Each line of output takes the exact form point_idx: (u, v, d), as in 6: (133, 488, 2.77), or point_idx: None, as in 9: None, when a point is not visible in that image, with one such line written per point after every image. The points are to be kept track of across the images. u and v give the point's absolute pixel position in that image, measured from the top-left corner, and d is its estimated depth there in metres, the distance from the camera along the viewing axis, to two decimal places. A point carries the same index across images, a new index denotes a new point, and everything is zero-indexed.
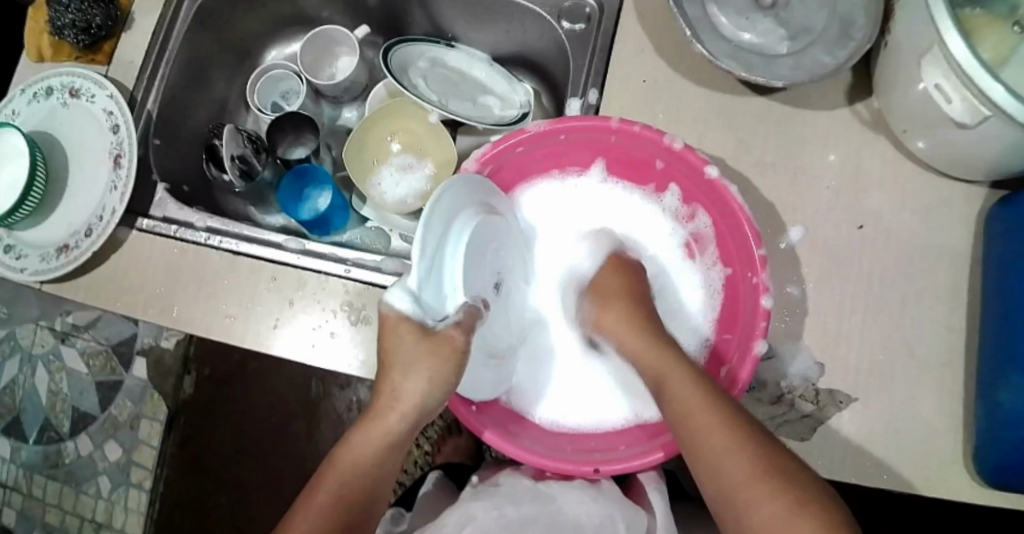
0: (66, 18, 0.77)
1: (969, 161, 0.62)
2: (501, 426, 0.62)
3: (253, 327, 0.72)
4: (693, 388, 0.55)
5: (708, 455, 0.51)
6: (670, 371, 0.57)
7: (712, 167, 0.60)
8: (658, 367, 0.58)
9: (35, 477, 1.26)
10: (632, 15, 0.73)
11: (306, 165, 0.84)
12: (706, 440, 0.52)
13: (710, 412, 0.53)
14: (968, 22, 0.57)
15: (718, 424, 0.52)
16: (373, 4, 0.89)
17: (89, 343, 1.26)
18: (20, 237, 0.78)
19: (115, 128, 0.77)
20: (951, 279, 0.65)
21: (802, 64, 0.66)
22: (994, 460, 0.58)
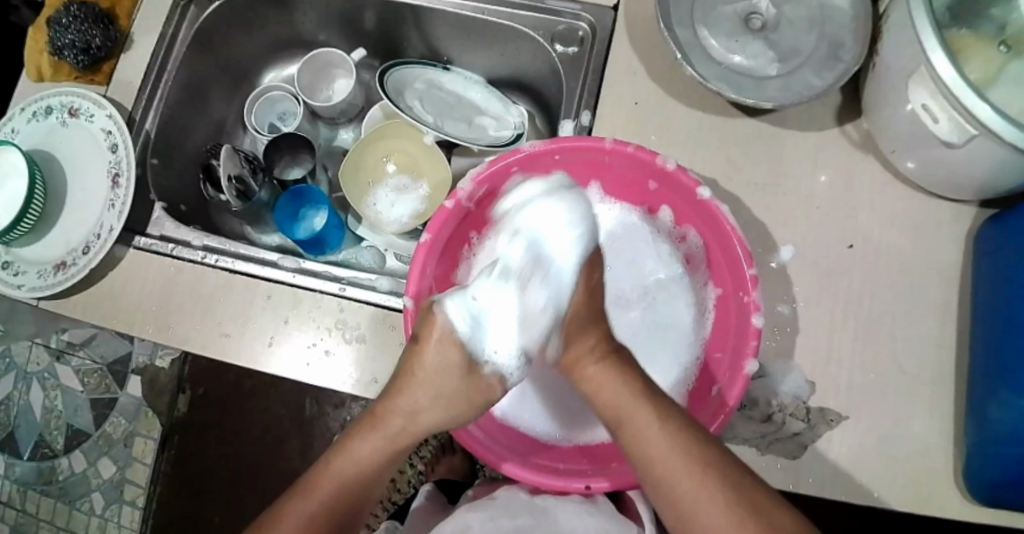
0: (66, 38, 0.78)
1: (957, 180, 0.63)
2: (501, 445, 0.64)
3: (246, 345, 0.71)
4: (653, 431, 0.54)
5: (681, 509, 0.52)
6: (625, 418, 0.55)
7: (705, 188, 0.61)
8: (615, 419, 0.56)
9: (29, 493, 1.24)
10: (625, 39, 0.74)
11: (303, 186, 0.85)
12: (670, 480, 0.52)
13: (674, 454, 0.53)
14: (955, 44, 0.58)
15: (682, 460, 0.52)
16: (370, 28, 0.90)
17: (83, 361, 1.25)
18: (17, 254, 0.78)
19: (113, 147, 0.78)
20: (941, 298, 0.66)
21: (791, 86, 0.67)
22: (986, 478, 0.59)
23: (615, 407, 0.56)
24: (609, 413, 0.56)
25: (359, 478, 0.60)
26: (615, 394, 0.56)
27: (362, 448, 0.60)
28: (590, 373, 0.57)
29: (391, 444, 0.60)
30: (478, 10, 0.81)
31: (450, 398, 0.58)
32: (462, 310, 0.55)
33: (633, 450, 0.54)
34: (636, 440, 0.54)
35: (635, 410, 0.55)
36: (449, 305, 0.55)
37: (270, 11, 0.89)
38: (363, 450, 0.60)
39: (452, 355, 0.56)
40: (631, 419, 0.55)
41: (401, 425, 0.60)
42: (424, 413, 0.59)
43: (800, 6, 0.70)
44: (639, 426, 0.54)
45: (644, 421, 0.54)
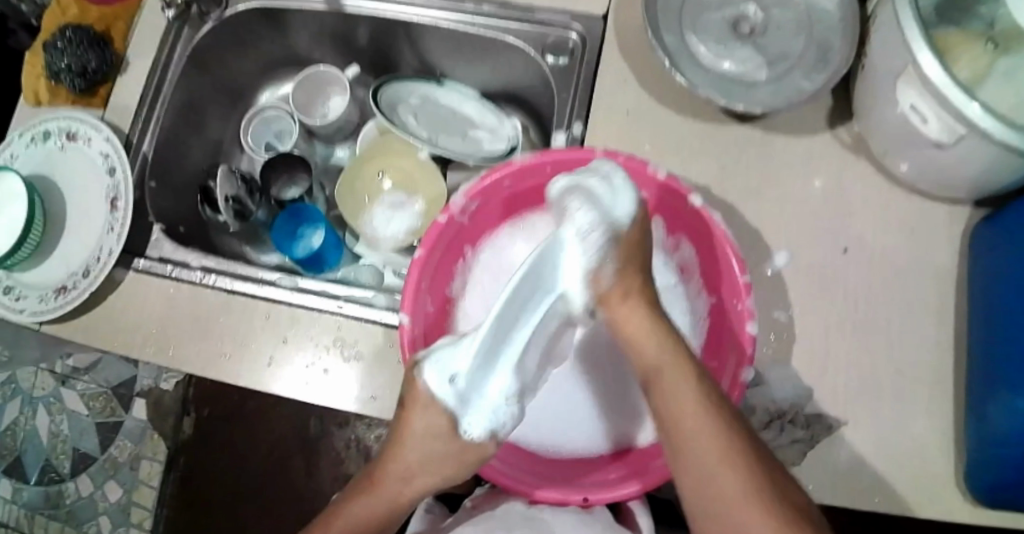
0: (62, 63, 0.79)
1: (950, 180, 0.63)
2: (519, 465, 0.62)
3: (246, 365, 0.72)
4: (688, 386, 0.51)
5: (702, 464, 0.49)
6: (662, 368, 0.52)
7: (695, 196, 0.61)
8: (649, 365, 0.53)
9: (37, 518, 1.24)
10: (615, 49, 0.75)
11: (300, 205, 0.86)
12: (696, 447, 0.49)
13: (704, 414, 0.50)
14: (943, 43, 0.58)
15: (709, 430, 0.49)
16: (363, 45, 0.91)
17: (88, 385, 1.26)
18: (18, 279, 0.79)
19: (111, 170, 0.79)
20: (938, 300, 0.66)
21: (782, 90, 0.68)
22: (988, 481, 0.58)
23: (657, 360, 0.52)
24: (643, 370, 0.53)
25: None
26: (659, 351, 0.52)
27: (358, 512, 0.59)
28: (631, 314, 0.53)
29: (384, 510, 0.59)
30: (469, 23, 0.82)
31: (438, 464, 0.56)
32: (440, 369, 0.51)
33: (664, 409, 0.51)
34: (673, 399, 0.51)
35: (675, 375, 0.51)
36: (430, 370, 0.51)
37: (264, 30, 0.90)
38: (357, 513, 0.59)
39: (437, 420, 0.53)
40: (664, 380, 0.51)
41: (394, 488, 0.58)
42: (415, 478, 0.58)
43: (788, 11, 0.70)
44: (675, 386, 0.51)
45: (678, 379, 0.51)
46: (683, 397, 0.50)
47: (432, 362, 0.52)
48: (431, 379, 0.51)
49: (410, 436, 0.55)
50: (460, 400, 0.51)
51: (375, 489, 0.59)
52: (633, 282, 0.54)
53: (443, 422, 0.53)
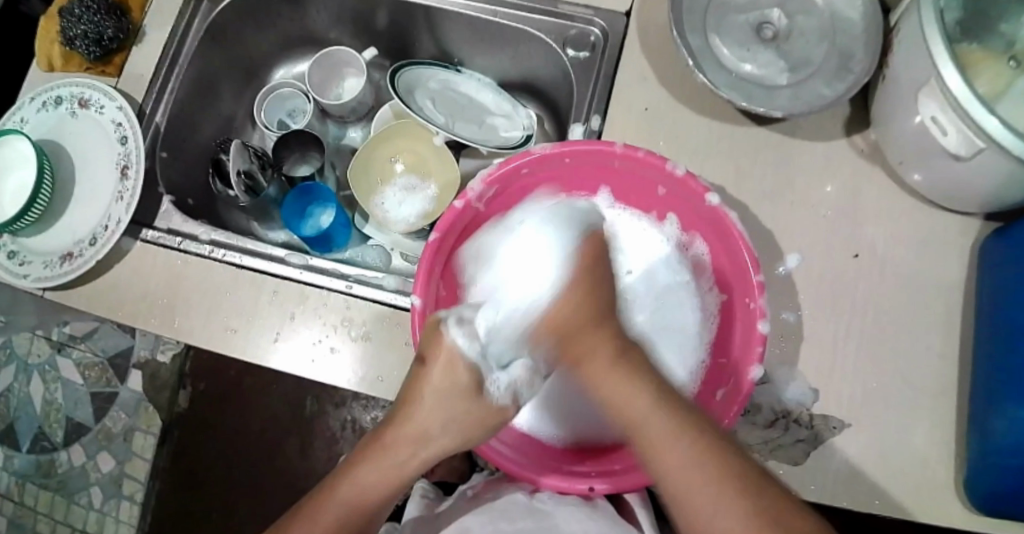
0: (78, 29, 0.78)
1: (963, 192, 0.64)
2: (520, 451, 0.63)
3: (252, 340, 0.72)
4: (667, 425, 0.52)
5: (683, 496, 0.51)
6: (637, 418, 0.54)
7: (713, 195, 0.61)
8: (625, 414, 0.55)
9: (27, 486, 1.24)
10: (637, 47, 0.75)
11: (311, 184, 0.86)
12: (687, 492, 0.50)
13: (679, 448, 0.51)
14: (964, 57, 0.59)
15: (692, 464, 0.51)
16: (382, 29, 0.91)
17: (84, 354, 1.25)
18: (23, 243, 0.78)
19: (123, 139, 0.78)
20: (947, 308, 0.66)
21: (801, 96, 0.68)
22: (985, 490, 0.59)
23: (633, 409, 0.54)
24: (621, 415, 0.55)
25: (367, 502, 0.57)
26: (638, 398, 0.54)
27: (371, 469, 0.57)
28: (597, 366, 0.57)
29: (402, 468, 0.58)
30: (492, 13, 0.82)
31: (463, 424, 0.57)
32: (466, 331, 0.57)
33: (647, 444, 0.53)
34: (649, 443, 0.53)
35: (654, 416, 0.53)
36: (454, 329, 0.57)
37: (282, 8, 0.89)
38: (368, 477, 0.57)
39: (459, 376, 0.57)
40: (643, 425, 0.53)
41: (409, 445, 0.58)
42: (430, 441, 0.58)
43: (811, 16, 0.70)
44: (653, 430, 0.53)
45: (658, 422, 0.53)
46: (657, 435, 0.52)
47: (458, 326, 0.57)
48: (459, 341, 0.57)
49: (431, 389, 0.57)
50: (480, 357, 0.58)
51: (385, 447, 0.58)
52: (595, 337, 0.58)
53: (466, 377, 0.57)
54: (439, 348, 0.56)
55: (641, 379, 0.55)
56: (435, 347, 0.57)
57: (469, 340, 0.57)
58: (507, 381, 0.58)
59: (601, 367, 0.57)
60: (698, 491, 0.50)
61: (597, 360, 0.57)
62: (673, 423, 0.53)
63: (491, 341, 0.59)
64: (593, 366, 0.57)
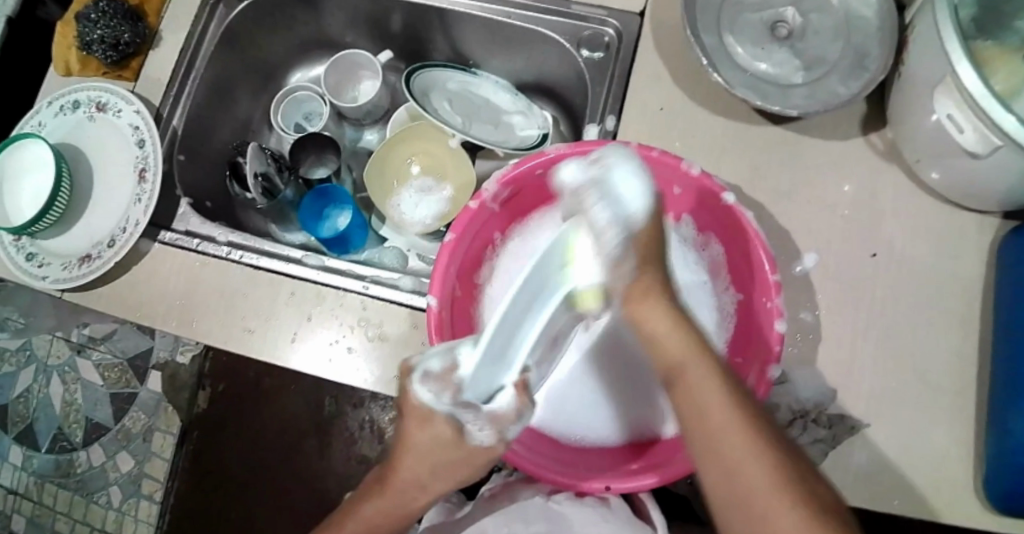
0: (95, 34, 0.79)
1: (980, 191, 0.64)
2: (540, 451, 0.63)
3: (269, 340, 0.72)
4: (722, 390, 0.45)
5: (708, 441, 0.45)
6: (684, 364, 0.46)
7: (729, 194, 0.62)
8: (671, 358, 0.47)
9: (47, 485, 1.25)
10: (652, 47, 0.75)
11: (327, 186, 0.86)
12: (717, 440, 0.45)
13: (720, 398, 0.45)
14: (980, 54, 0.58)
15: (728, 416, 0.45)
16: (396, 31, 0.91)
17: (104, 355, 1.26)
18: (42, 245, 0.79)
19: (140, 142, 0.79)
20: (965, 308, 0.66)
21: (816, 93, 0.68)
22: (1003, 489, 0.59)
23: (671, 346, 0.47)
24: (668, 359, 0.47)
25: (385, 525, 0.59)
26: (680, 338, 0.47)
27: (377, 507, 0.58)
28: (649, 308, 0.48)
29: (406, 505, 0.57)
30: (504, 14, 0.82)
31: (450, 469, 0.53)
32: (436, 380, 0.45)
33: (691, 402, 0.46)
34: (696, 402, 0.46)
35: (697, 366, 0.46)
36: (421, 382, 0.46)
37: (297, 12, 0.90)
38: (375, 512, 0.58)
39: (438, 428, 0.50)
40: (690, 369, 0.46)
41: (407, 494, 0.56)
42: (427, 482, 0.55)
43: (825, 14, 0.70)
44: (697, 382, 0.46)
45: (703, 373, 0.46)
46: (702, 383, 0.46)
47: (423, 379, 0.46)
48: (421, 393, 0.46)
49: (414, 444, 0.52)
50: (454, 407, 0.46)
51: (386, 490, 0.57)
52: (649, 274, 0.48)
53: (445, 427, 0.49)
54: (407, 401, 0.50)
55: (688, 319, 0.47)
56: (406, 404, 0.50)
57: (437, 394, 0.45)
58: (498, 407, 0.47)
59: (656, 311, 0.47)
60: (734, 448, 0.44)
61: (653, 298, 0.48)
62: (722, 379, 0.46)
63: (473, 383, 0.44)
64: (645, 311, 0.48)
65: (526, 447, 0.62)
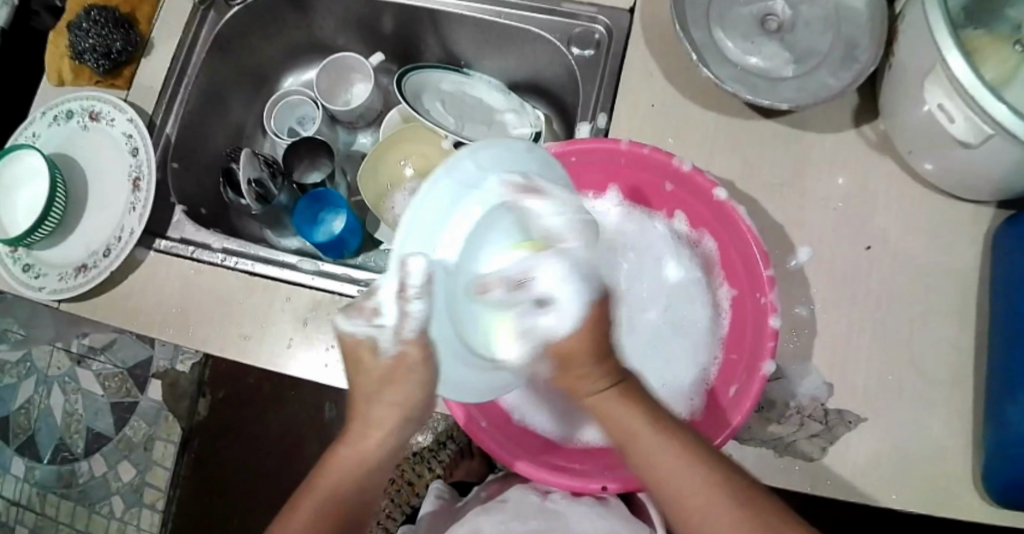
0: (87, 43, 0.80)
1: (974, 181, 0.63)
2: (511, 439, 0.64)
3: (265, 346, 0.72)
4: (687, 469, 0.53)
5: (685, 506, 0.53)
6: (640, 437, 0.54)
7: (721, 189, 0.63)
8: (622, 436, 0.55)
9: (49, 496, 1.25)
10: (642, 43, 0.75)
11: (322, 190, 0.87)
12: (693, 510, 0.53)
13: (687, 468, 0.53)
14: (971, 43, 0.58)
15: (699, 481, 0.53)
16: (387, 33, 0.91)
17: (104, 365, 1.26)
18: (38, 256, 0.79)
19: (134, 151, 0.79)
20: (961, 299, 0.66)
21: (808, 86, 0.68)
22: (1003, 480, 0.58)
23: (638, 438, 0.54)
24: (621, 439, 0.55)
25: (353, 487, 0.58)
26: (642, 430, 0.54)
27: (344, 460, 0.57)
28: (584, 383, 0.55)
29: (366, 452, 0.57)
30: (494, 14, 0.82)
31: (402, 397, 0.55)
32: (356, 313, 0.51)
33: (654, 479, 0.54)
34: (656, 467, 0.54)
35: (655, 446, 0.54)
36: (347, 321, 0.52)
37: (289, 18, 0.90)
38: (342, 464, 0.57)
39: (370, 360, 0.54)
40: (659, 464, 0.54)
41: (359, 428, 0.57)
42: (373, 405, 0.56)
43: (816, 7, 0.70)
44: (669, 470, 0.53)
45: (675, 471, 0.53)
46: (666, 459, 0.53)
47: (350, 319, 0.51)
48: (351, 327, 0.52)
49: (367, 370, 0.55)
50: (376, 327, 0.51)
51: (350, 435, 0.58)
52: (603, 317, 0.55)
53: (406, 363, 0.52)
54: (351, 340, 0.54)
55: (637, 405, 0.55)
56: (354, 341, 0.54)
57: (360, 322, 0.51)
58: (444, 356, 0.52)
59: (595, 389, 0.55)
60: (696, 496, 0.53)
61: (591, 381, 0.55)
62: (675, 443, 0.54)
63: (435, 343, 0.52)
64: (599, 399, 0.55)
65: (491, 422, 0.65)
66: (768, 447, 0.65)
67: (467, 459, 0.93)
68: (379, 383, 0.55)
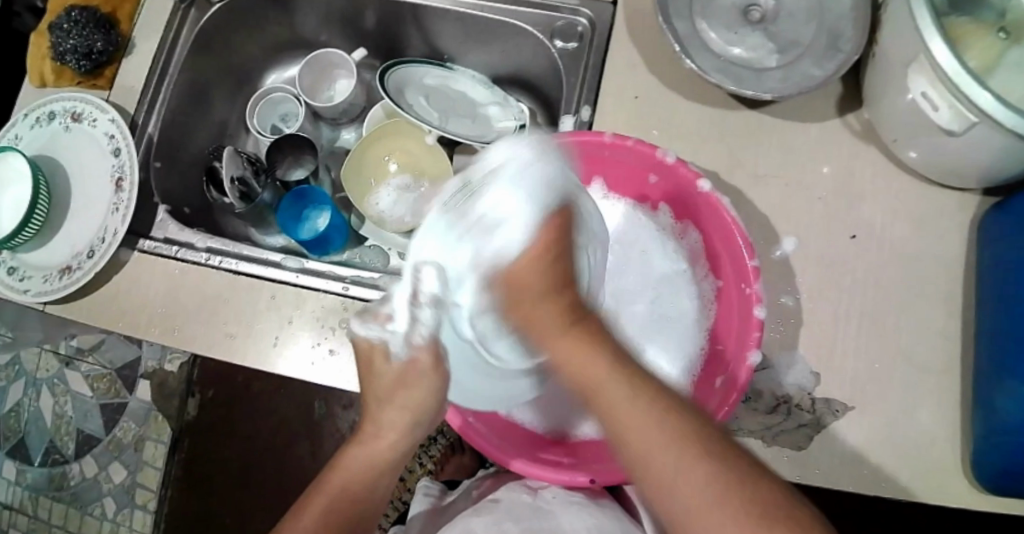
0: (68, 44, 0.78)
1: (959, 169, 0.63)
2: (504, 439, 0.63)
3: (252, 344, 0.72)
4: (653, 414, 0.46)
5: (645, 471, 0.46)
6: (600, 382, 0.48)
7: (705, 181, 0.62)
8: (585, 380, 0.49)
9: (41, 499, 1.25)
10: (625, 34, 0.74)
11: (306, 187, 0.86)
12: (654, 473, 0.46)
13: (648, 420, 0.46)
14: (953, 30, 0.58)
15: (663, 439, 0.46)
16: (370, 29, 0.90)
17: (93, 367, 1.26)
18: (23, 259, 0.78)
19: (117, 151, 0.78)
20: (948, 287, 0.66)
21: (791, 76, 0.67)
22: (992, 468, 0.58)
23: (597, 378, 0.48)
24: (581, 384, 0.49)
25: (363, 484, 0.59)
26: (597, 369, 0.48)
27: (354, 463, 0.58)
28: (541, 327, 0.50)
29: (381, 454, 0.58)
30: (477, 8, 0.82)
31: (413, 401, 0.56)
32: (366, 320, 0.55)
33: (616, 434, 0.47)
34: (611, 414, 0.47)
35: (614, 382, 0.48)
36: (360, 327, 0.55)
37: (270, 14, 0.89)
38: (354, 466, 0.58)
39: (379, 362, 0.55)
40: (613, 412, 0.47)
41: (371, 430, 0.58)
42: (382, 408, 0.57)
43: None
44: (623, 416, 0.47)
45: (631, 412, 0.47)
46: (622, 403, 0.47)
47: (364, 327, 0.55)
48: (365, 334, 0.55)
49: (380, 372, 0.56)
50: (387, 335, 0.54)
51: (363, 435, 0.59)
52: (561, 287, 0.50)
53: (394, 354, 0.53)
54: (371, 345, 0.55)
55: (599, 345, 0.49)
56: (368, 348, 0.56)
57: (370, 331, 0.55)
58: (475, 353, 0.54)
59: (552, 333, 0.50)
60: (668, 455, 0.45)
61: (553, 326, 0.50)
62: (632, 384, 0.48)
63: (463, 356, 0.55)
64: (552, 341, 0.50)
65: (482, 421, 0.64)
66: (756, 437, 0.65)
67: (458, 454, 0.93)
68: (391, 387, 0.56)
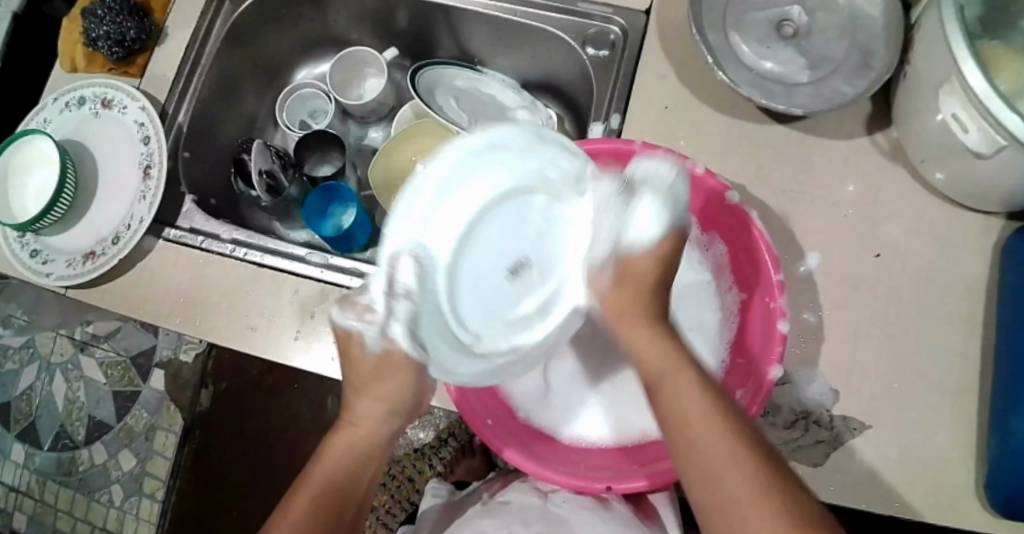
0: (101, 30, 0.80)
1: (985, 192, 0.63)
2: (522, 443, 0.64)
3: (273, 337, 0.72)
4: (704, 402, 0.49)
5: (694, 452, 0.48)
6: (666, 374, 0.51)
7: (733, 193, 0.62)
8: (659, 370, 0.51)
9: (48, 483, 1.25)
10: (656, 45, 0.75)
11: (334, 185, 0.86)
12: (704, 459, 0.48)
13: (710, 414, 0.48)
14: (986, 53, 0.58)
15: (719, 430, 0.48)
16: (401, 29, 0.91)
17: (106, 353, 1.26)
18: (47, 242, 0.79)
19: (145, 139, 0.79)
20: (969, 309, 0.66)
21: (822, 92, 0.68)
22: (1006, 492, 0.58)
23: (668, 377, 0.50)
24: (648, 370, 0.52)
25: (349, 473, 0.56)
26: (664, 361, 0.51)
27: (338, 452, 0.56)
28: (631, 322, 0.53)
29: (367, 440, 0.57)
30: (510, 13, 0.82)
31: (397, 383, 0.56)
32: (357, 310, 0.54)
33: (676, 423, 0.50)
34: (672, 403, 0.50)
35: (679, 374, 0.50)
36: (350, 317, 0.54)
37: (302, 11, 0.90)
38: (336, 460, 0.56)
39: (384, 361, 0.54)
40: (674, 391, 0.50)
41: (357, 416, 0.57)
42: (358, 397, 0.57)
43: (831, 13, 0.70)
44: (683, 405, 0.49)
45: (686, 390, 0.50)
46: (684, 395, 0.49)
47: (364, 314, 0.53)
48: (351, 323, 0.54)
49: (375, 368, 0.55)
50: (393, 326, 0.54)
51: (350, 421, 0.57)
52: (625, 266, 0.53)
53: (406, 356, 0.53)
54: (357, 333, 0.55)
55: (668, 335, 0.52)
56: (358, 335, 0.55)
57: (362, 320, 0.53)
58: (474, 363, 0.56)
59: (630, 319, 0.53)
60: (710, 435, 0.48)
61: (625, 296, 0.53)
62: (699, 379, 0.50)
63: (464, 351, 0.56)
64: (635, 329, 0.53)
65: (496, 422, 0.64)
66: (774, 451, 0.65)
67: (468, 457, 0.93)
68: (366, 378, 0.56)
